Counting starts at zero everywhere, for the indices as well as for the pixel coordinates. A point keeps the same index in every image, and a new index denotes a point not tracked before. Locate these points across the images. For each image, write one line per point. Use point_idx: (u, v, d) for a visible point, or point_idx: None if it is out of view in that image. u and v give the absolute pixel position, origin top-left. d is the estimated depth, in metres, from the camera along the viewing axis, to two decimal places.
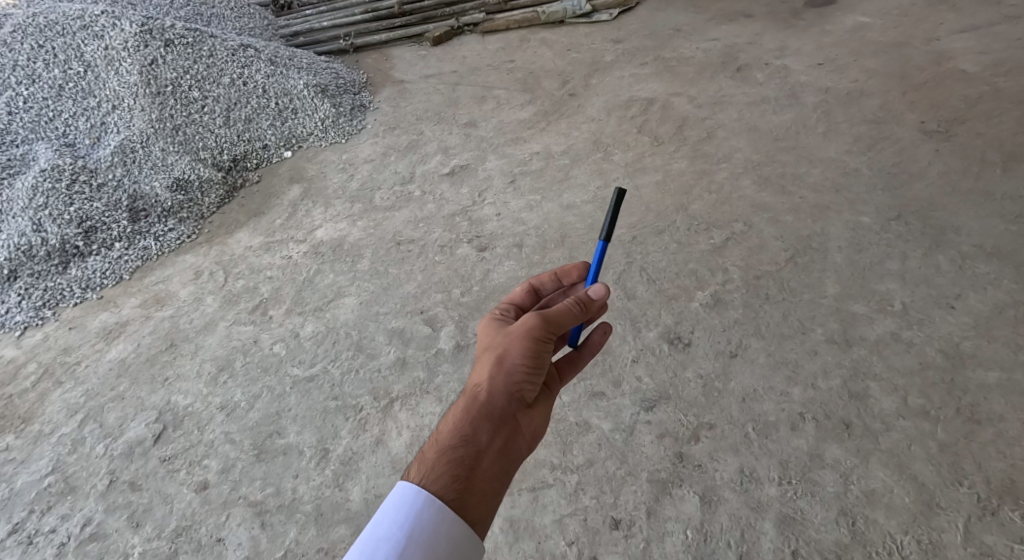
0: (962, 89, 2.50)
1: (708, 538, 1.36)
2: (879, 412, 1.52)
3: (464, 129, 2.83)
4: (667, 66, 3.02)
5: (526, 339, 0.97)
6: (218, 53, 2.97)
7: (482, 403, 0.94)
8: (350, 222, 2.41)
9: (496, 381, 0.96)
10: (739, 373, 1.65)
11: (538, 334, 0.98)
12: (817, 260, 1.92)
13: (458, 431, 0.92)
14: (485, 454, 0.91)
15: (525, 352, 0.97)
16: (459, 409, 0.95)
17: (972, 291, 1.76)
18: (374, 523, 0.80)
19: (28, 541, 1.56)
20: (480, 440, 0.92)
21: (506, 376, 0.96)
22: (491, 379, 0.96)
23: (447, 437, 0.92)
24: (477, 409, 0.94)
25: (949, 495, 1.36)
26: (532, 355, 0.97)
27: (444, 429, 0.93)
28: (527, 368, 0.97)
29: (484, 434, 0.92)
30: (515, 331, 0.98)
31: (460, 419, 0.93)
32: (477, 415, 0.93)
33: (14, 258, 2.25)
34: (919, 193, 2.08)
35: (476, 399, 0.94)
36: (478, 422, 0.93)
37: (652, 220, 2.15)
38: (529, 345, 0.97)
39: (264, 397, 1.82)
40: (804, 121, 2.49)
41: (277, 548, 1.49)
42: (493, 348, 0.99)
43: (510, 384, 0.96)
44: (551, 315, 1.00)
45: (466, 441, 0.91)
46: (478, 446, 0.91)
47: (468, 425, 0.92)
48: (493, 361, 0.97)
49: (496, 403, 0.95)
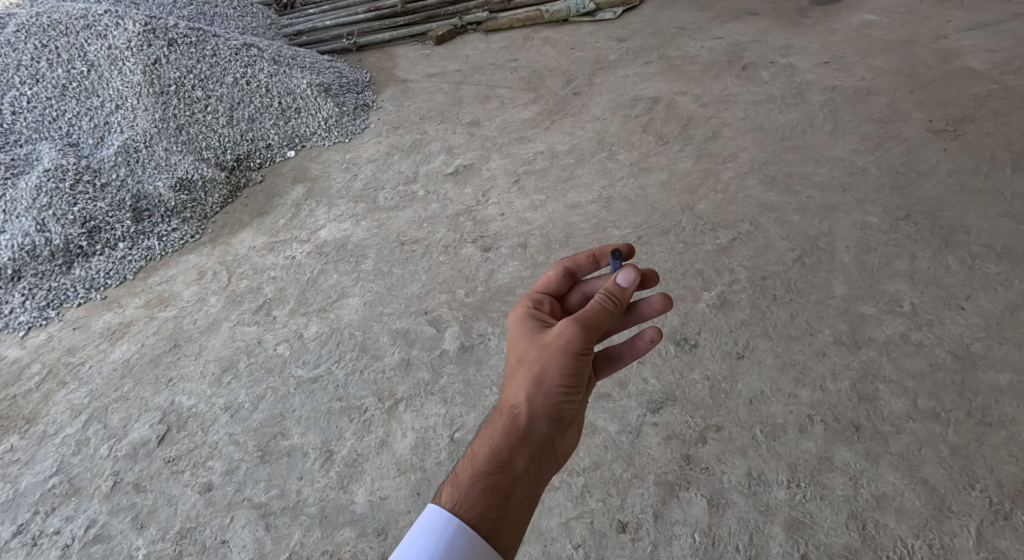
0: (970, 87, 2.48)
1: (715, 542, 1.35)
2: (889, 414, 1.51)
3: (467, 128, 2.82)
4: (671, 65, 3.00)
5: (565, 357, 0.92)
6: (221, 53, 2.96)
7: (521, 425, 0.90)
8: (354, 222, 2.40)
9: (534, 403, 0.92)
10: (747, 375, 1.64)
11: (578, 350, 0.92)
12: (825, 260, 1.90)
13: (494, 457, 0.89)
14: (522, 482, 0.89)
15: (563, 371, 0.92)
16: (494, 432, 0.92)
17: (982, 292, 1.74)
18: (406, 546, 0.79)
19: (32, 542, 1.55)
20: (517, 466, 0.89)
21: (544, 397, 0.93)
22: (529, 401, 0.93)
23: (483, 461, 0.89)
24: (515, 434, 0.91)
25: (961, 499, 1.34)
26: (569, 373, 0.93)
27: (480, 452, 0.90)
28: (564, 389, 0.93)
29: (521, 460, 0.90)
30: (551, 344, 0.93)
31: (496, 444, 0.90)
32: (514, 441, 0.90)
33: (18, 258, 2.24)
34: (928, 192, 2.06)
35: (514, 420, 0.91)
36: (515, 448, 0.90)
37: (657, 220, 2.14)
38: (568, 363, 0.92)
39: (267, 398, 1.81)
40: (810, 120, 2.47)
41: (282, 551, 1.48)
42: (528, 364, 0.94)
43: (547, 405, 0.93)
44: (590, 321, 0.92)
45: (504, 467, 0.88)
46: (515, 473, 0.89)
47: (506, 449, 0.89)
48: (530, 381, 0.93)
49: (534, 428, 0.92)
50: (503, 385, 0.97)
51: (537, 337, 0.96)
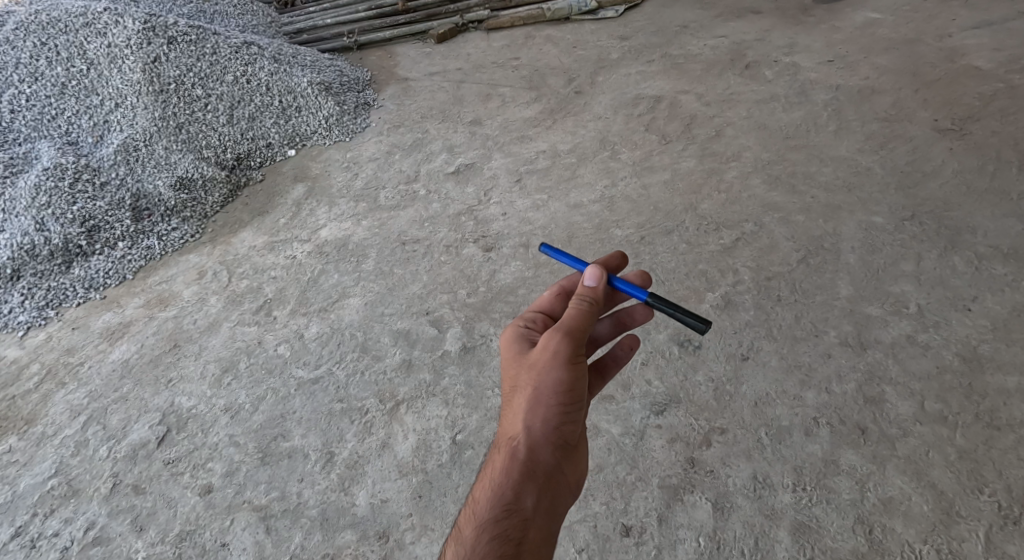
0: (976, 86, 2.46)
1: (720, 546, 1.34)
2: (895, 417, 1.49)
3: (469, 127, 2.80)
4: (673, 63, 2.98)
5: (557, 370, 0.90)
6: (221, 50, 2.93)
7: (524, 459, 0.86)
8: (355, 221, 2.38)
9: (535, 431, 0.88)
10: (752, 377, 1.62)
11: (568, 361, 0.91)
12: (830, 261, 1.89)
13: (499, 499, 0.84)
14: (532, 521, 0.84)
15: (560, 387, 0.89)
16: (495, 471, 0.87)
17: (989, 293, 1.72)
18: None
19: (31, 545, 1.54)
20: (525, 506, 0.84)
21: (545, 421, 0.88)
22: (529, 428, 0.88)
23: (487, 506, 0.84)
24: (518, 470, 0.85)
25: (969, 503, 1.33)
26: (566, 389, 0.90)
27: (483, 497, 0.85)
28: (564, 409, 0.89)
29: (529, 498, 0.85)
30: (540, 360, 0.91)
31: (500, 484, 0.85)
32: (518, 477, 0.85)
33: (17, 258, 2.23)
34: (933, 192, 2.05)
35: (516, 455, 0.86)
36: (520, 485, 0.85)
37: (660, 220, 2.12)
38: (561, 376, 0.90)
39: (268, 399, 1.80)
40: (814, 119, 2.46)
41: (283, 554, 1.47)
42: (523, 389, 0.90)
43: (549, 430, 0.88)
44: (573, 329, 0.94)
45: (510, 509, 0.83)
46: (523, 513, 0.84)
47: (511, 491, 0.84)
48: (527, 406, 0.89)
49: (538, 458, 0.87)
50: (500, 418, 0.93)
51: (526, 358, 0.94)
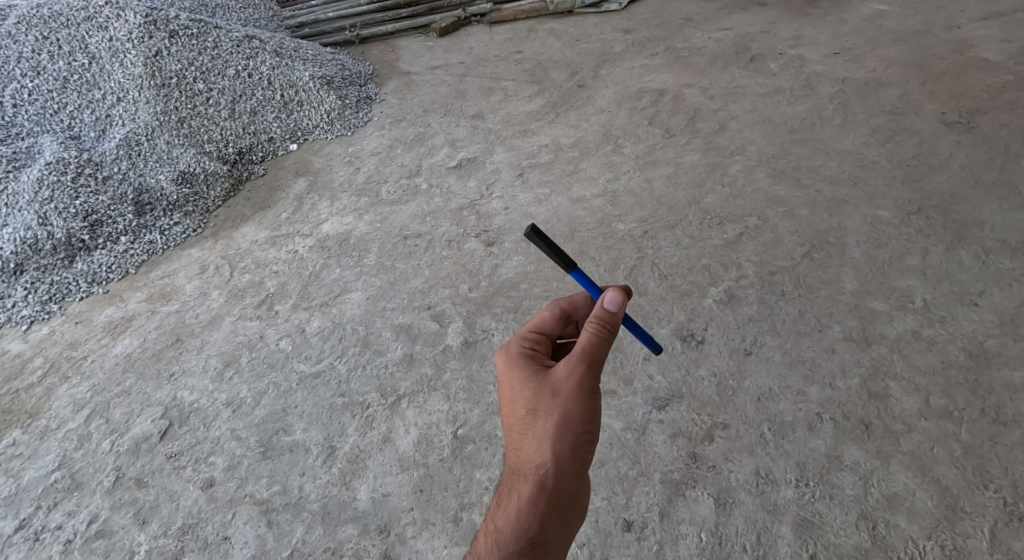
0: (985, 78, 2.44)
1: (723, 541, 1.33)
2: (899, 412, 1.48)
3: (471, 121, 2.79)
4: (678, 56, 2.96)
5: (581, 401, 0.87)
6: (222, 44, 2.91)
7: (550, 492, 0.84)
8: (357, 216, 2.38)
9: (562, 462, 0.85)
10: (754, 373, 1.61)
11: (594, 390, 0.88)
12: (834, 255, 1.87)
13: (523, 532, 0.84)
14: (554, 549, 0.85)
15: (584, 417, 0.87)
16: (519, 499, 0.85)
17: (996, 287, 1.71)
18: None
19: (35, 537, 1.54)
20: (548, 535, 0.84)
21: (571, 452, 0.86)
22: (555, 459, 0.85)
23: (510, 538, 0.83)
24: (546, 503, 0.84)
25: (974, 499, 1.31)
26: (590, 419, 0.87)
27: (505, 528, 0.84)
28: (588, 438, 0.87)
29: (551, 529, 0.85)
30: (564, 389, 0.87)
31: (524, 517, 0.84)
32: (544, 509, 0.84)
33: (21, 252, 2.24)
34: (940, 186, 2.03)
35: (541, 488, 0.84)
36: (545, 517, 0.84)
37: (662, 214, 2.11)
38: (586, 406, 0.87)
39: (270, 394, 1.80)
40: (820, 112, 2.44)
41: (284, 547, 1.47)
42: (546, 417, 0.86)
43: (574, 461, 0.86)
44: (595, 356, 0.89)
45: (536, 541, 0.83)
46: (547, 544, 0.84)
47: (537, 525, 0.84)
48: (550, 436, 0.85)
49: (563, 489, 0.85)
50: (517, 441, 0.89)
51: (545, 382, 0.89)
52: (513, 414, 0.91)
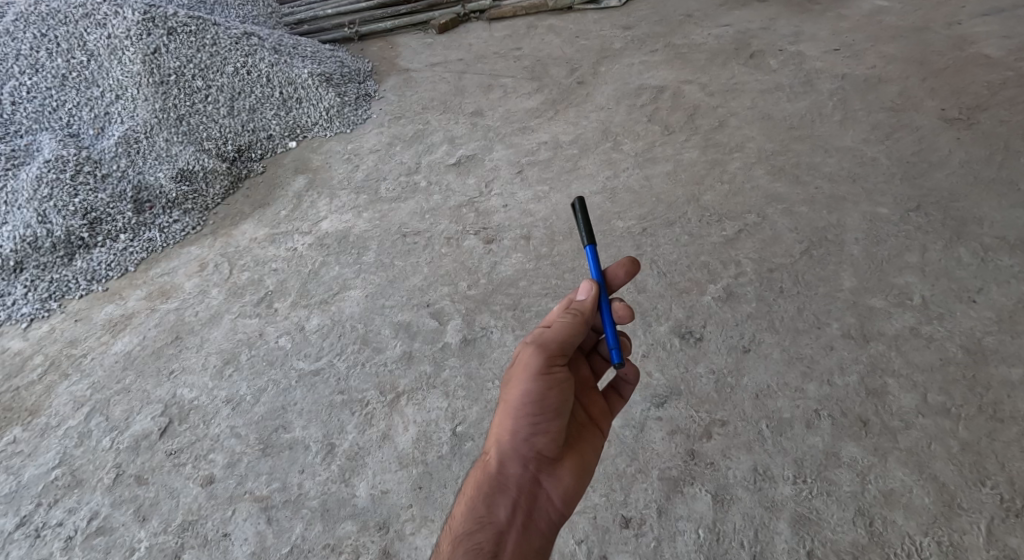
0: (985, 74, 2.43)
1: (720, 537, 1.33)
2: (897, 409, 1.48)
3: (470, 118, 2.79)
4: (677, 53, 2.96)
5: (525, 383, 0.94)
6: (221, 41, 2.91)
7: (494, 474, 0.93)
8: (356, 213, 2.38)
9: (503, 444, 0.94)
10: (753, 370, 1.61)
11: (541, 372, 0.95)
12: (833, 252, 1.87)
13: (472, 514, 0.91)
14: (506, 531, 0.90)
15: (528, 399, 0.93)
16: (472, 484, 0.94)
17: (995, 284, 1.70)
18: None
19: (35, 534, 1.54)
20: (499, 517, 0.91)
21: (515, 434, 0.94)
22: (499, 443, 0.94)
23: (463, 520, 0.92)
24: (488, 484, 0.92)
25: (971, 496, 1.32)
26: (535, 401, 0.93)
27: (462, 512, 0.93)
28: (532, 421, 0.93)
29: (502, 510, 0.91)
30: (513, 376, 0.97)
31: (473, 499, 0.92)
32: (491, 490, 0.92)
33: (20, 250, 2.24)
34: (939, 182, 2.03)
35: (487, 470, 0.93)
36: (492, 499, 0.92)
37: (661, 212, 2.11)
38: (529, 388, 0.94)
39: (270, 391, 1.80)
40: (819, 109, 2.43)
41: (284, 544, 1.47)
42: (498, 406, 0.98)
43: (519, 444, 0.94)
44: (547, 344, 0.97)
45: (485, 521, 0.90)
46: (498, 524, 0.90)
47: (484, 505, 0.91)
48: (498, 421, 0.96)
49: (508, 472, 0.93)
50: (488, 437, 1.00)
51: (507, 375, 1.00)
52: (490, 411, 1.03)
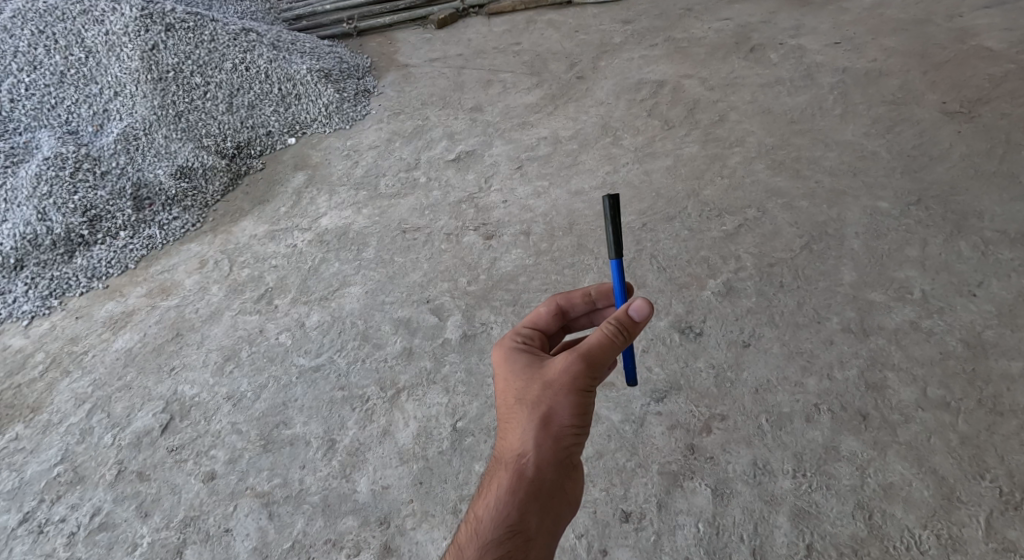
0: (986, 67, 2.42)
1: (720, 531, 1.33)
2: (897, 403, 1.48)
3: (470, 113, 2.78)
4: (677, 47, 2.95)
5: (572, 392, 0.84)
6: (219, 37, 2.91)
7: (531, 480, 0.83)
8: (356, 210, 2.38)
9: (540, 450, 0.84)
10: (753, 364, 1.61)
11: (588, 385, 0.85)
12: (833, 246, 1.87)
13: (502, 520, 0.82)
14: (537, 541, 0.82)
15: (572, 410, 0.84)
16: (499, 488, 0.84)
17: (995, 278, 1.70)
18: None
19: (39, 530, 1.55)
20: (529, 525, 0.82)
21: (553, 442, 0.84)
22: (535, 449, 0.84)
23: (489, 526, 0.81)
24: (523, 491, 0.82)
25: (970, 489, 1.32)
26: (580, 412, 0.85)
27: (485, 516, 0.82)
28: (575, 432, 0.85)
29: (533, 518, 0.82)
30: (555, 381, 0.85)
31: (503, 503, 0.82)
32: (524, 497, 0.82)
33: (20, 247, 2.24)
34: (940, 176, 2.02)
35: (523, 475, 0.83)
36: (525, 506, 0.82)
37: (661, 206, 2.11)
38: (576, 399, 0.85)
39: (270, 387, 1.81)
40: (820, 103, 2.42)
41: (285, 539, 1.48)
42: (532, 405, 0.85)
43: (558, 452, 0.84)
44: (594, 353, 0.85)
45: (515, 529, 0.81)
46: (528, 533, 0.82)
47: (516, 513, 0.82)
48: (535, 424, 0.84)
49: (543, 480, 0.84)
50: (504, 430, 0.88)
51: (538, 372, 0.88)
52: (502, 404, 0.90)
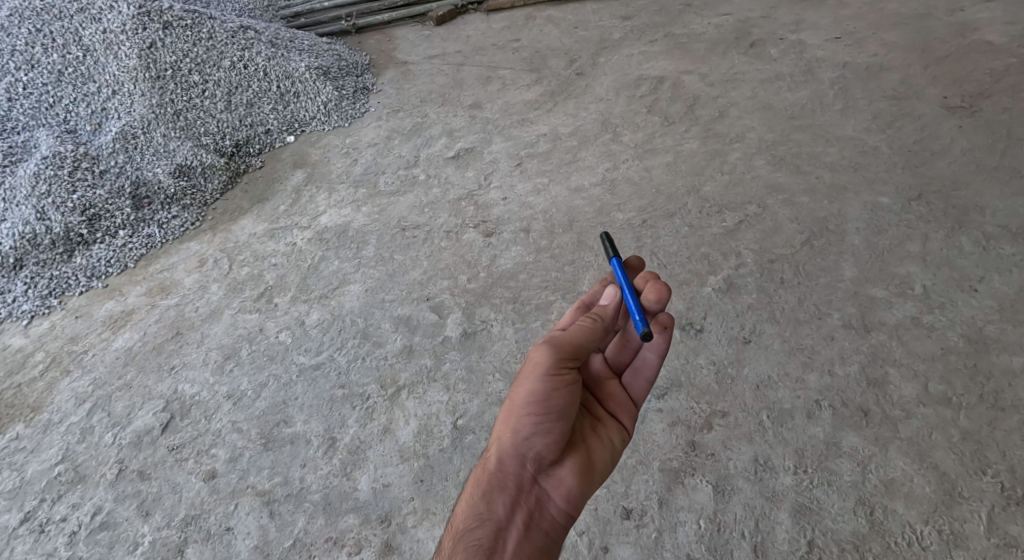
0: (987, 61, 2.41)
1: (721, 528, 1.33)
2: (898, 399, 1.48)
3: (469, 111, 2.77)
4: (677, 42, 2.94)
5: (531, 383, 0.96)
6: (217, 34, 2.90)
7: (497, 470, 0.96)
8: (355, 207, 2.37)
9: (506, 443, 0.97)
10: (753, 361, 1.61)
11: (546, 374, 0.96)
12: (834, 242, 1.86)
13: (475, 505, 0.96)
14: (505, 525, 0.94)
15: (530, 400, 0.95)
16: (476, 477, 0.99)
17: (997, 273, 1.70)
18: None
19: (40, 529, 1.55)
20: (497, 510, 0.95)
21: (517, 434, 0.96)
22: (501, 441, 0.97)
23: (466, 510, 0.96)
24: (489, 480, 0.96)
25: (972, 484, 1.31)
26: (538, 402, 0.95)
27: (466, 501, 0.98)
28: (533, 421, 0.95)
29: (500, 505, 0.95)
30: (520, 376, 0.98)
31: (475, 491, 0.97)
32: (492, 485, 0.96)
33: (20, 247, 2.24)
34: (941, 171, 2.01)
35: (490, 465, 0.97)
36: (492, 493, 0.95)
37: (661, 203, 2.10)
38: (534, 389, 0.95)
39: (271, 386, 1.80)
40: (821, 98, 2.42)
41: (286, 538, 1.48)
42: (505, 402, 0.99)
43: (520, 444, 0.96)
44: (556, 343, 0.98)
45: (484, 514, 0.95)
46: (496, 517, 0.94)
47: (483, 499, 0.95)
48: (503, 419, 0.98)
49: (507, 470, 0.96)
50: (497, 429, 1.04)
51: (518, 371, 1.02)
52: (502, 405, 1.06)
